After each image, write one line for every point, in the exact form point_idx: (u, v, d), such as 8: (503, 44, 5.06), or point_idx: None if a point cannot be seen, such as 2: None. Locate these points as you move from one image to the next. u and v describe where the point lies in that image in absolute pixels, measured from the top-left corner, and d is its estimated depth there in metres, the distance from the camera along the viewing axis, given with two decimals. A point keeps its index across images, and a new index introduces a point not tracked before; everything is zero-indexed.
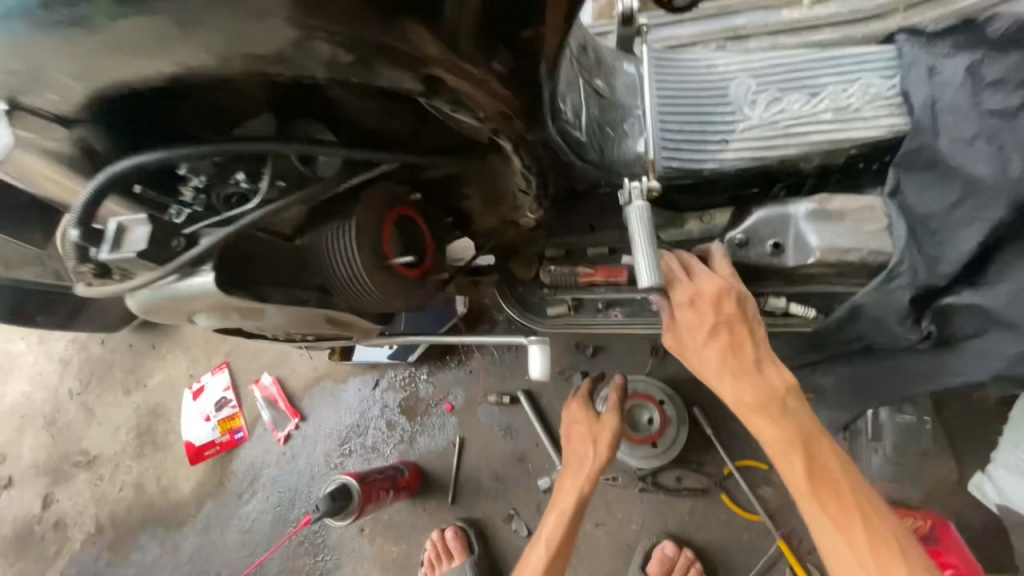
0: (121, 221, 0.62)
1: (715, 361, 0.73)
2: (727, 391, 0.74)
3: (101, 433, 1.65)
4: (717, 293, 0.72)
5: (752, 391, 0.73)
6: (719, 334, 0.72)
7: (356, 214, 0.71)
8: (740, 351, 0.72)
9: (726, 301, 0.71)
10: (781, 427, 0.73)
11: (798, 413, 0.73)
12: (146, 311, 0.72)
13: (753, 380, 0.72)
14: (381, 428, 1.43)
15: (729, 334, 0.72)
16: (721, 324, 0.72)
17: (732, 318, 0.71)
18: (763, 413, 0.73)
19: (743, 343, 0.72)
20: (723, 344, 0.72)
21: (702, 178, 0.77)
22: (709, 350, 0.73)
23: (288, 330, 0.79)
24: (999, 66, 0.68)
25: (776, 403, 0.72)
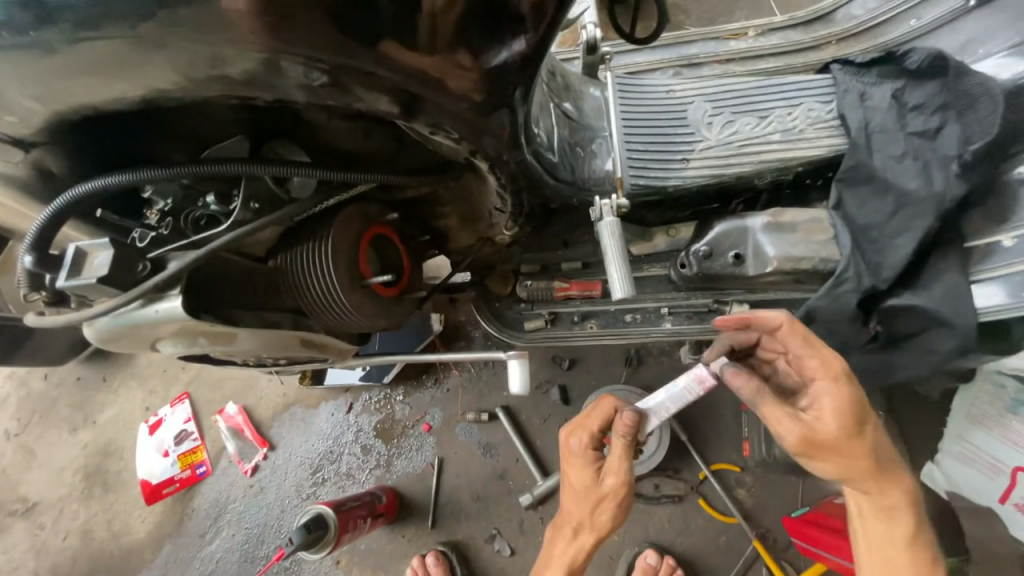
0: (81, 245, 0.59)
1: (839, 425, 0.67)
2: (851, 455, 0.69)
3: (42, 477, 1.51)
4: (829, 360, 0.70)
5: (870, 450, 0.69)
6: (841, 395, 0.68)
7: (332, 234, 0.71)
8: (862, 412, 0.69)
9: (841, 364, 0.69)
10: (882, 488, 0.73)
11: (896, 469, 0.73)
12: (105, 339, 0.68)
13: (871, 441, 0.70)
14: (356, 453, 1.39)
15: (851, 393, 0.68)
16: (840, 383, 0.69)
17: (848, 378, 0.69)
18: (874, 474, 0.71)
19: (862, 404, 0.69)
20: (848, 401, 0.68)
21: (667, 195, 0.81)
22: (836, 415, 0.68)
23: (260, 355, 0.77)
24: (919, 92, 0.77)
25: (886, 457, 0.71)
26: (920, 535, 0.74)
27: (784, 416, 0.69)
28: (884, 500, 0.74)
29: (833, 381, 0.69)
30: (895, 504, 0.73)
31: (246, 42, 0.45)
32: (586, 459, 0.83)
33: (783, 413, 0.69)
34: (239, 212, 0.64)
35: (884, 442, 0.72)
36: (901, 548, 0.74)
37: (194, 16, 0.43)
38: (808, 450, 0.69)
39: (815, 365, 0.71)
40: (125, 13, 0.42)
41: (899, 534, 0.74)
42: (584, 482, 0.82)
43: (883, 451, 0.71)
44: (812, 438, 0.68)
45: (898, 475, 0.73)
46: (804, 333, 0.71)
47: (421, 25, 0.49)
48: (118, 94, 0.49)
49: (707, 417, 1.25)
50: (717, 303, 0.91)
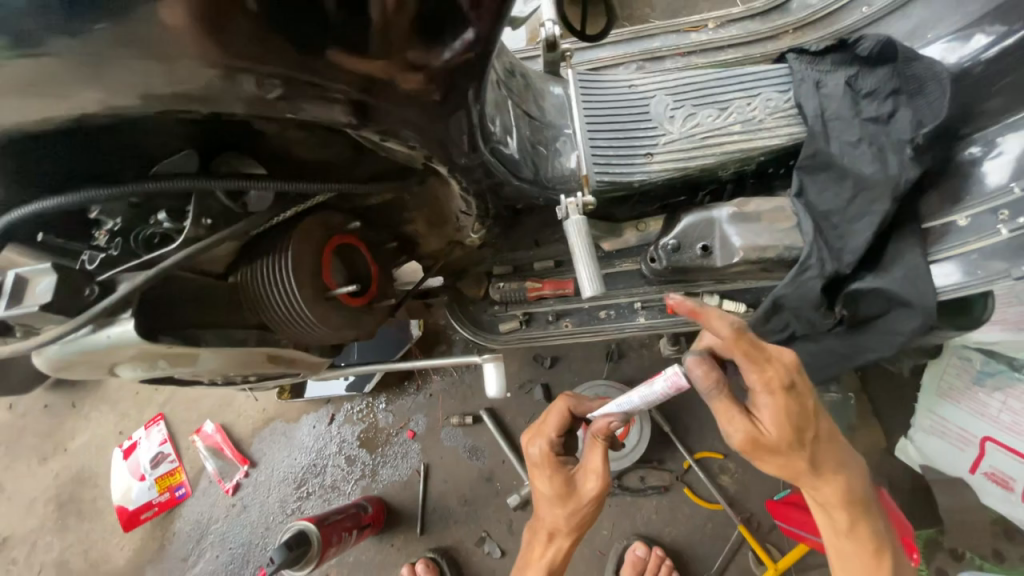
0: (21, 271, 0.57)
1: (777, 433, 0.67)
2: (789, 457, 0.70)
3: (13, 510, 1.45)
4: (767, 374, 0.66)
5: (808, 452, 0.71)
6: (776, 406, 0.66)
7: (292, 246, 0.69)
8: (799, 415, 0.68)
9: (777, 378, 0.66)
10: (821, 483, 0.74)
11: (837, 463, 0.75)
12: (57, 368, 0.65)
13: (807, 440, 0.70)
14: (340, 464, 1.37)
15: (785, 404, 0.66)
16: (776, 394, 0.66)
17: (787, 387, 0.66)
18: (809, 470, 0.73)
19: (797, 410, 0.67)
20: (778, 410, 0.66)
21: (633, 189, 0.81)
22: (774, 425, 0.67)
23: (226, 373, 0.74)
24: (872, 79, 0.79)
25: (824, 450, 0.73)
26: (868, 524, 0.78)
27: (732, 419, 0.68)
28: (821, 493, 0.76)
29: (768, 395, 0.66)
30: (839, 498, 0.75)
31: (177, 56, 0.43)
32: (548, 466, 0.81)
33: (727, 413, 0.69)
34: (190, 229, 0.62)
35: (825, 439, 0.73)
36: (835, 533, 0.79)
37: (116, 28, 0.40)
38: (754, 451, 0.70)
39: (757, 381, 0.66)
40: (40, 27, 0.40)
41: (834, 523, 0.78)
42: (552, 491, 0.80)
43: (821, 447, 0.73)
44: (756, 443, 0.68)
45: (840, 470, 0.75)
46: (747, 350, 0.63)
47: (369, 31, 0.47)
48: (44, 112, 0.46)
49: (688, 407, 1.26)
50: (688, 296, 0.91)
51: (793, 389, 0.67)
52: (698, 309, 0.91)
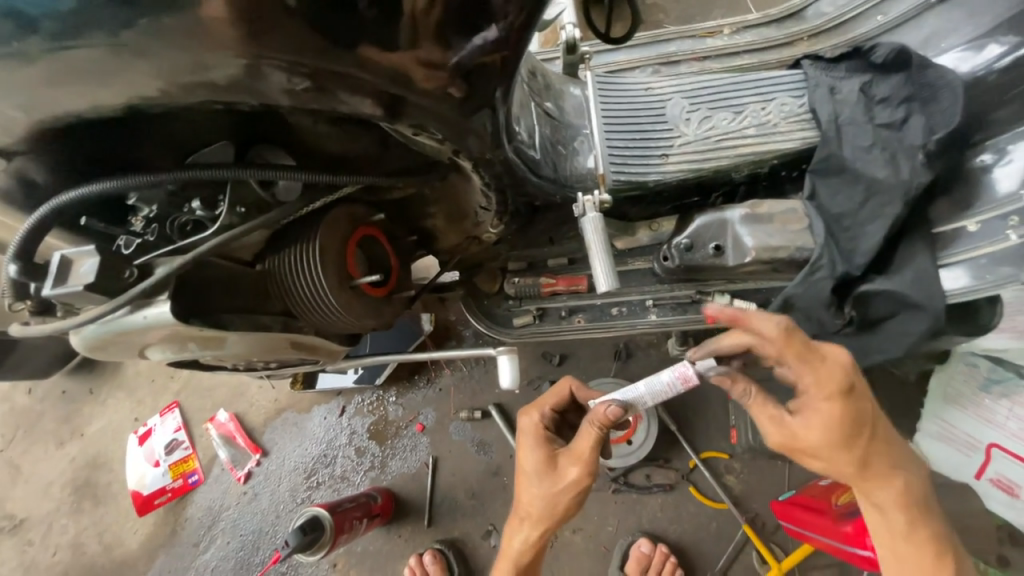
0: (66, 253, 0.60)
1: (826, 437, 0.69)
2: (840, 460, 0.72)
3: (30, 492, 1.49)
4: (821, 376, 0.69)
5: (861, 455, 0.72)
6: (829, 410, 0.69)
7: (319, 236, 0.71)
8: (852, 420, 0.69)
9: (831, 380, 0.68)
10: (876, 485, 0.74)
11: (892, 466, 0.74)
12: (92, 348, 0.68)
13: (862, 444, 0.71)
14: (349, 456, 1.39)
15: (839, 407, 0.69)
16: (832, 399, 0.69)
17: (842, 391, 0.69)
18: (863, 472, 0.73)
19: (850, 414, 0.69)
20: (830, 414, 0.68)
21: (648, 189, 0.84)
22: (827, 430, 0.69)
23: (251, 357, 0.77)
24: (885, 86, 0.80)
25: (880, 452, 0.73)
26: (930, 532, 0.76)
27: (769, 420, 0.74)
28: (877, 497, 0.76)
29: (825, 398, 0.68)
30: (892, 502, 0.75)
31: (225, 48, 0.46)
32: (535, 439, 0.85)
33: (767, 414, 0.74)
34: (226, 216, 0.64)
35: (880, 442, 0.73)
36: (897, 544, 0.76)
37: (175, 24, 0.43)
38: (798, 452, 0.73)
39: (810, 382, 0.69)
40: (102, 20, 0.43)
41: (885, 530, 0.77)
42: (537, 465, 0.82)
43: (877, 449, 0.73)
44: (800, 448, 0.72)
45: (897, 473, 0.74)
46: (799, 350, 0.68)
47: (404, 25, 0.49)
48: (100, 100, 0.50)
49: (695, 407, 1.27)
50: (699, 294, 0.92)
51: (847, 391, 0.69)
52: (709, 307, 0.92)
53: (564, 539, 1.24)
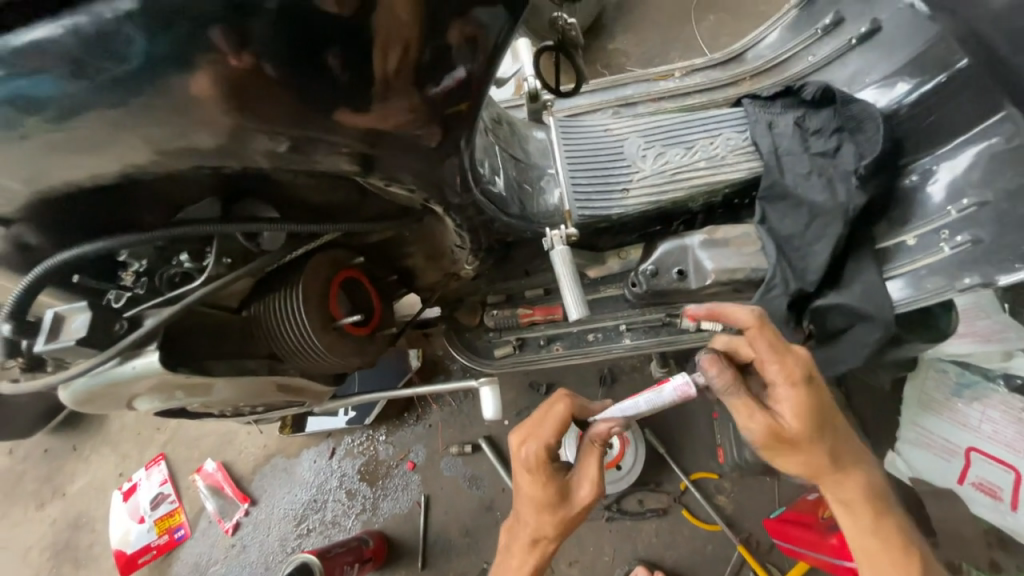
0: (58, 310, 0.63)
1: (798, 426, 0.72)
2: (809, 452, 0.74)
3: (8, 557, 1.43)
4: (792, 363, 0.73)
5: (827, 446, 0.75)
6: (798, 397, 0.72)
7: (302, 281, 0.75)
8: (816, 408, 0.73)
9: (797, 369, 0.73)
10: (841, 480, 0.78)
11: (851, 456, 0.78)
12: (80, 401, 0.70)
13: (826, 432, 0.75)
14: (340, 499, 1.37)
15: (806, 393, 0.72)
16: (799, 387, 0.72)
17: (805, 380, 0.73)
18: (829, 466, 0.76)
19: (815, 401, 0.73)
20: (800, 401, 0.72)
21: (612, 221, 0.90)
22: (799, 417, 0.72)
23: (236, 401, 0.79)
24: (818, 119, 0.89)
25: (841, 446, 0.77)
26: (892, 525, 0.79)
27: (751, 416, 0.73)
28: (843, 492, 0.79)
29: (791, 386, 0.72)
30: (856, 494, 0.78)
31: (212, 121, 0.51)
32: (541, 471, 0.79)
33: (750, 409, 0.73)
34: (212, 267, 0.68)
35: (840, 434, 0.78)
36: (867, 538, 0.79)
37: (167, 103, 0.49)
38: (774, 446, 0.74)
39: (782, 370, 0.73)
40: (102, 103, 0.48)
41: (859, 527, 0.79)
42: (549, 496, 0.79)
43: (837, 444, 0.77)
44: (779, 438, 0.73)
45: (854, 463, 0.78)
46: (771, 338, 0.73)
47: (375, 90, 0.55)
48: (96, 170, 0.54)
49: (681, 427, 1.29)
50: (669, 316, 0.97)
51: (812, 380, 0.73)
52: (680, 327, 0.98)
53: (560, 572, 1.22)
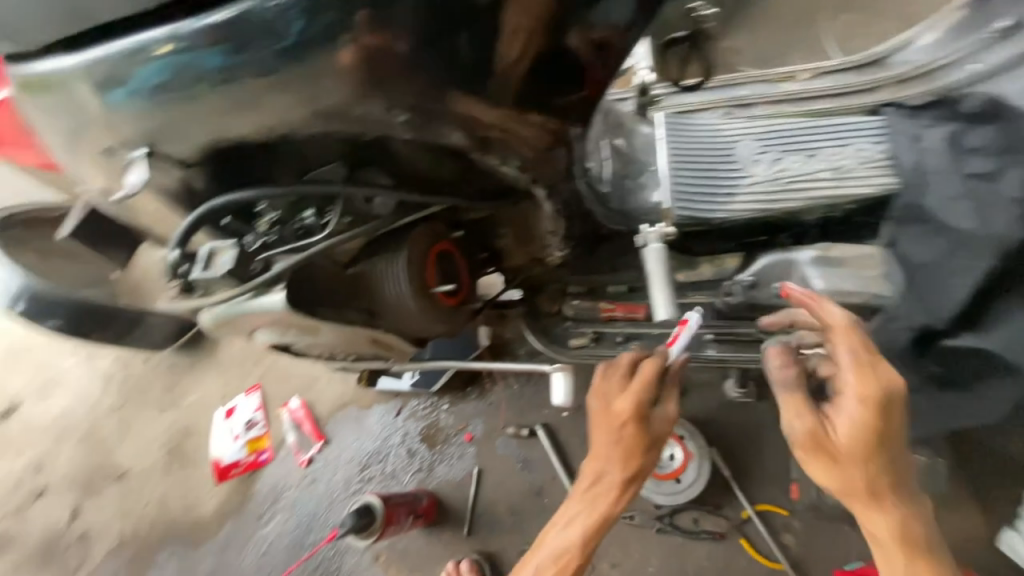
0: (213, 245, 0.74)
1: (849, 440, 0.70)
2: (853, 470, 0.71)
3: (135, 447, 1.71)
4: (868, 377, 0.69)
5: (877, 471, 0.71)
6: (862, 415, 0.69)
7: (406, 247, 0.81)
8: (878, 432, 0.69)
9: (880, 389, 0.69)
10: (887, 510, 0.73)
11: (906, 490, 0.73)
12: (217, 325, 0.82)
13: (884, 457, 0.71)
14: (401, 455, 1.47)
15: (872, 412, 0.69)
16: (868, 404, 0.69)
17: (882, 399, 0.69)
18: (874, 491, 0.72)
19: (878, 425, 0.69)
20: (865, 416, 0.69)
21: (712, 226, 0.85)
22: (852, 432, 0.70)
23: (335, 347, 0.88)
24: (979, 135, 0.74)
25: (896, 477, 0.72)
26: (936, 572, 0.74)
27: (799, 416, 0.74)
28: (888, 525, 0.74)
29: (861, 400, 0.69)
30: (903, 533, 0.74)
31: (361, 90, 0.57)
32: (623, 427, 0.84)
33: (800, 410, 0.74)
34: (334, 224, 0.76)
35: (901, 465, 0.73)
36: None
37: (329, 72, 0.55)
38: (813, 452, 0.73)
39: (855, 381, 0.69)
40: (278, 69, 0.56)
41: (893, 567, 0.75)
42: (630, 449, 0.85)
43: (893, 474, 0.72)
44: (823, 445, 0.72)
45: (905, 503, 0.74)
46: (861, 347, 0.71)
47: (495, 76, 0.59)
48: (260, 128, 0.63)
49: (750, 453, 1.23)
50: (762, 332, 0.91)
51: (892, 400, 0.69)
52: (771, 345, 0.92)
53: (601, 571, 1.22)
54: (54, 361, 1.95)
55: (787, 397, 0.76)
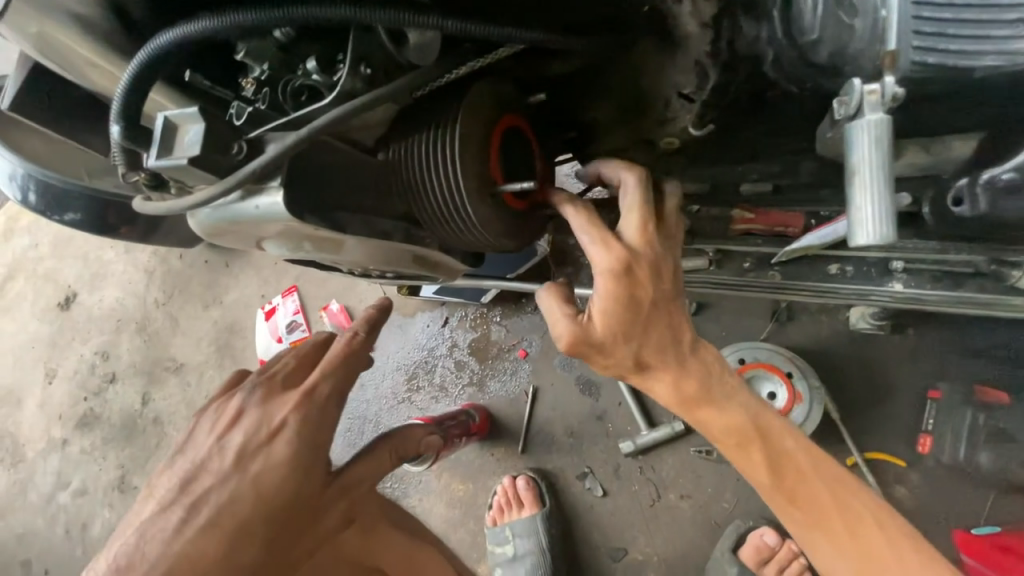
0: (167, 114, 0.47)
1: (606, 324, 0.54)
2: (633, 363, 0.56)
3: (185, 342, 1.70)
4: (608, 243, 0.53)
5: (663, 362, 0.56)
6: (609, 287, 0.53)
7: (459, 121, 0.53)
8: (638, 306, 0.54)
9: (616, 256, 0.53)
10: (723, 416, 0.58)
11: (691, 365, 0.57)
12: (210, 235, 0.61)
13: (653, 347, 0.55)
14: (449, 367, 1.36)
15: (616, 289, 0.53)
16: (613, 279, 0.53)
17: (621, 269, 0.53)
18: (680, 390, 0.57)
19: (639, 298, 0.53)
20: (605, 290, 0.53)
21: (968, 83, 0.47)
22: (604, 316, 0.54)
23: (367, 265, 0.66)
24: None
25: (706, 367, 0.58)
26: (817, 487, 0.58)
27: (558, 312, 0.57)
28: (717, 428, 0.58)
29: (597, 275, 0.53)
30: (730, 424, 0.57)
31: None
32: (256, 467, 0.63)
33: (564, 308, 0.57)
34: (347, 79, 0.47)
35: (687, 351, 0.57)
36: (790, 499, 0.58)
37: None
38: (580, 351, 0.57)
39: (595, 250, 0.54)
40: None
41: (756, 469, 0.57)
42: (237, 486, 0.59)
43: (686, 365, 0.57)
44: (588, 344, 0.56)
45: (700, 379, 0.57)
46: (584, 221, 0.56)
47: None
48: None
49: (868, 394, 1.01)
50: (996, 266, 0.59)
51: (632, 274, 0.53)
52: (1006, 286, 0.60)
53: (668, 502, 1.12)
54: (96, 254, 1.90)
55: (550, 298, 0.59)
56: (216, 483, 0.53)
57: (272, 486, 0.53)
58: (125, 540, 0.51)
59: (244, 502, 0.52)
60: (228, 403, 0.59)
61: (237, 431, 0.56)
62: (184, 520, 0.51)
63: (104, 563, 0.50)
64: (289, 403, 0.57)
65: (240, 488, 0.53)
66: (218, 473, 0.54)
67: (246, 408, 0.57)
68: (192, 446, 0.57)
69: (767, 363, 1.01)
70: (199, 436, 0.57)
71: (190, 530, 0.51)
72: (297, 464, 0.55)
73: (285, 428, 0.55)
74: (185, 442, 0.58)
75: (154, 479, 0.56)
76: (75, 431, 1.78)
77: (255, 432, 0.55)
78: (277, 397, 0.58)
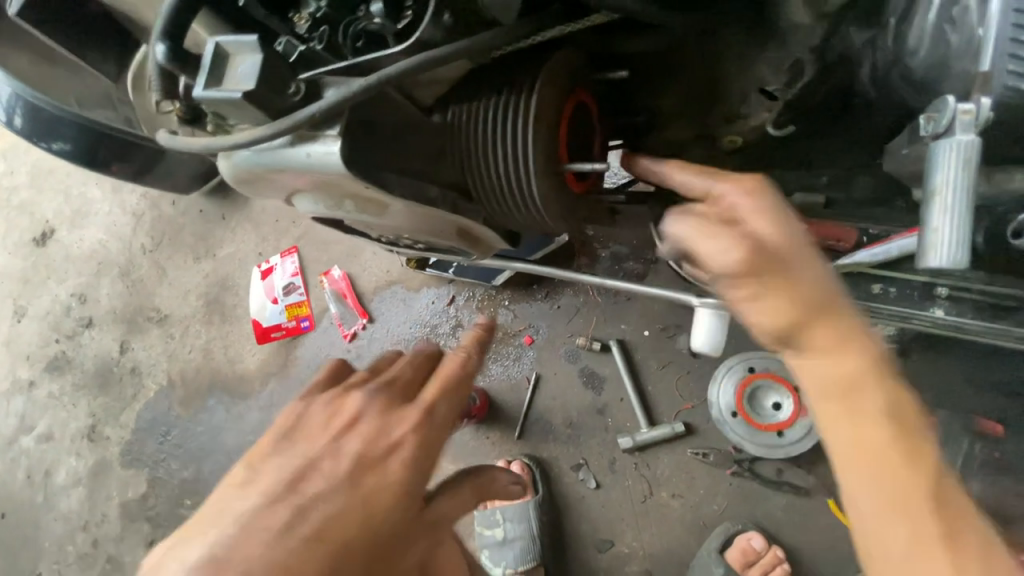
0: (219, 40, 0.42)
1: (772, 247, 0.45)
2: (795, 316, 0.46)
3: (171, 293, 1.61)
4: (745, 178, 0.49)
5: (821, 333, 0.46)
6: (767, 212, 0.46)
7: (537, 90, 0.49)
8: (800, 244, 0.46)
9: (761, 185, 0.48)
10: (868, 422, 0.44)
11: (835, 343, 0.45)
12: (242, 180, 0.56)
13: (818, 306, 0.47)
14: (450, 346, 1.33)
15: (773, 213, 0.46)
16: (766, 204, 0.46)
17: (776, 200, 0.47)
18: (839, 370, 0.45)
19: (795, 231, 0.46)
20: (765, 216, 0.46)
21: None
22: (767, 238, 0.45)
23: (405, 233, 0.62)
24: None
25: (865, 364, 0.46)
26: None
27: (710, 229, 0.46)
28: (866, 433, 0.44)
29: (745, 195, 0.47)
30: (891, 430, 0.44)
31: None
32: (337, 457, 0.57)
33: (712, 229, 0.47)
34: (428, 28, 0.43)
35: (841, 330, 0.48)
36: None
37: None
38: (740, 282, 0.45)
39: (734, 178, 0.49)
40: None
41: (907, 496, 0.43)
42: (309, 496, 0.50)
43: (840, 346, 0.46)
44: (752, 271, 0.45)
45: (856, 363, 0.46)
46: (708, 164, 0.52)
47: None
48: None
49: None
50: None
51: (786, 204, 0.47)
52: None
53: (659, 499, 1.13)
54: (79, 189, 1.78)
55: (681, 221, 0.48)
56: (328, 491, 0.51)
57: (380, 510, 0.51)
58: (215, 535, 0.48)
59: (352, 518, 0.50)
60: (344, 404, 0.57)
61: (354, 438, 0.54)
62: (282, 514, 0.49)
63: (193, 556, 0.46)
64: (410, 420, 0.55)
65: (348, 504, 0.50)
66: (331, 480, 0.51)
67: (364, 415, 0.56)
68: (303, 443, 0.54)
69: (777, 375, 1.03)
70: (310, 435, 0.55)
71: (295, 538, 0.48)
72: (406, 491, 0.53)
73: (389, 439, 0.54)
74: (294, 435, 0.55)
75: (255, 469, 0.53)
76: (44, 373, 1.69)
77: (374, 442, 0.54)
78: (396, 410, 0.56)
